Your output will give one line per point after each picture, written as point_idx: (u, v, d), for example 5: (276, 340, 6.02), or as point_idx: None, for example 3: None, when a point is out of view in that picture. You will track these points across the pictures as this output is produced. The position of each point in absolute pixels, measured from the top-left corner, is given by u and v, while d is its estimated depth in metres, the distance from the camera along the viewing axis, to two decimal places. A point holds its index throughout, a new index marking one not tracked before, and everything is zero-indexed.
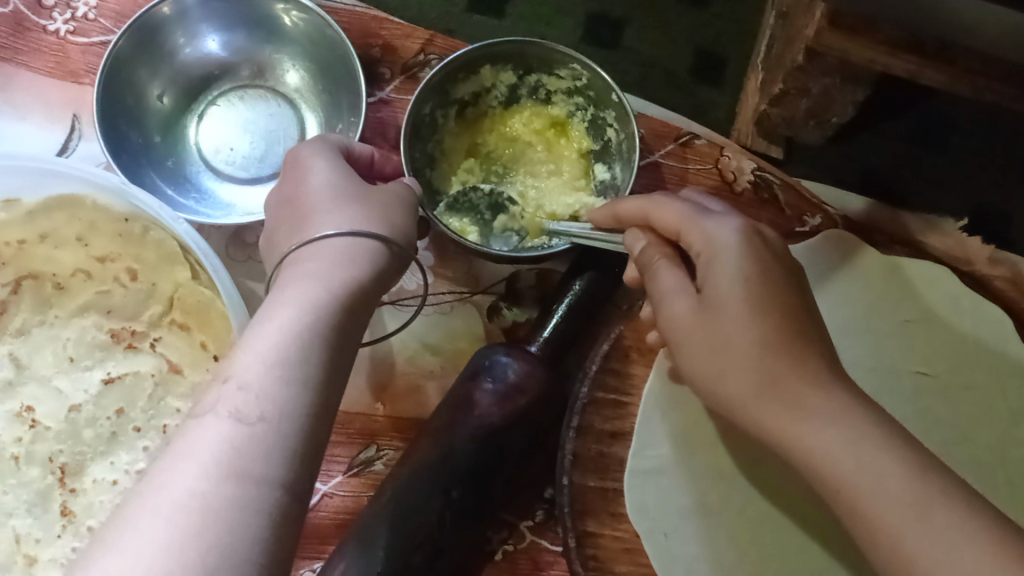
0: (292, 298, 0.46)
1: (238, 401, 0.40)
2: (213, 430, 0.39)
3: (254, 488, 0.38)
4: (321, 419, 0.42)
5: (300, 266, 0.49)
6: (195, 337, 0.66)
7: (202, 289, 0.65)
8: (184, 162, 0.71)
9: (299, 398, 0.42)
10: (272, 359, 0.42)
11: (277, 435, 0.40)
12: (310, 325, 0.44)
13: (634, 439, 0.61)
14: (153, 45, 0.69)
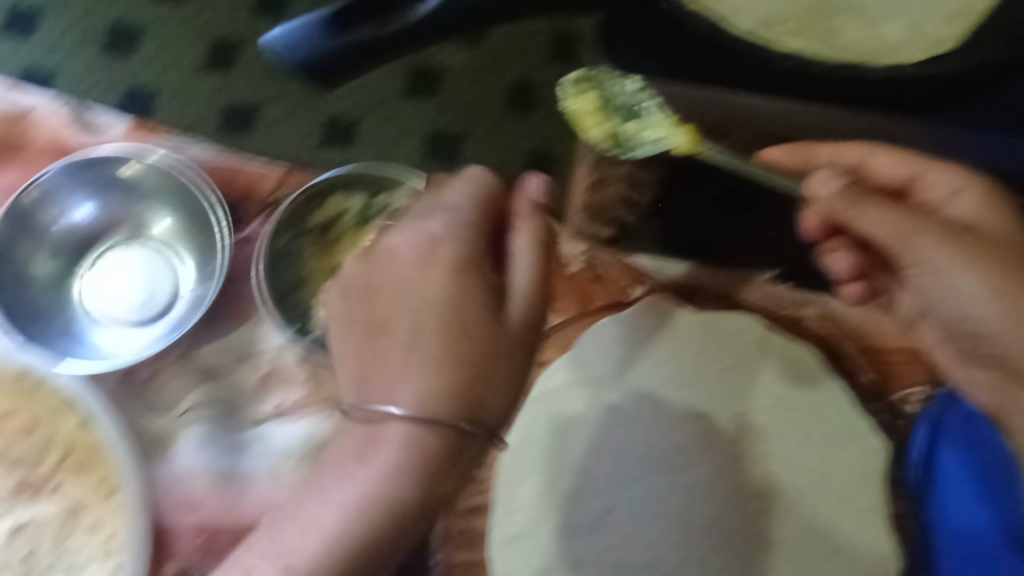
0: (434, 282, 0.56)
1: (348, 480, 0.54)
2: (336, 493, 0.54)
3: (393, 493, 0.53)
4: (467, 404, 0.54)
5: (387, 287, 0.57)
6: (89, 478, 0.71)
7: (90, 432, 0.71)
8: (72, 319, 0.77)
9: (422, 430, 0.53)
10: (402, 367, 0.55)
11: (399, 499, 0.53)
12: (422, 355, 0.54)
13: (496, 509, 0.69)
14: (30, 220, 0.77)
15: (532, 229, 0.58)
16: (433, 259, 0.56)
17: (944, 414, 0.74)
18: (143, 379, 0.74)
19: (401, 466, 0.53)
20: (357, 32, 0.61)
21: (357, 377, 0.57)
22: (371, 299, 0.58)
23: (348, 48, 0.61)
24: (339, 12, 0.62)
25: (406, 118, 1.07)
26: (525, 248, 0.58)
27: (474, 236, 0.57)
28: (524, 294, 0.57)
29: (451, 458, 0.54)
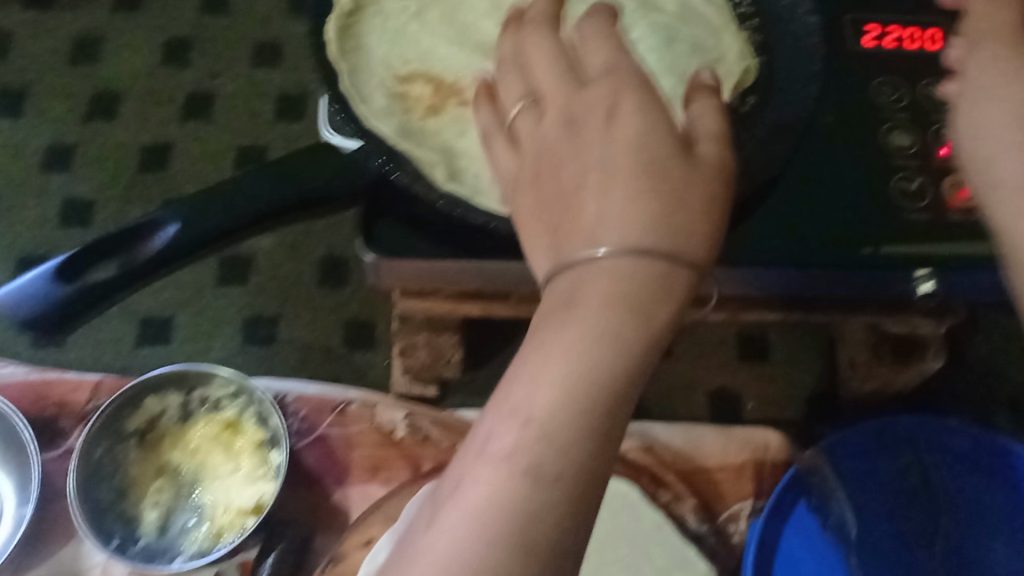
0: (615, 162, 0.37)
1: (534, 364, 0.33)
2: (560, 329, 0.34)
3: (619, 380, 0.33)
4: (706, 241, 0.36)
5: (561, 144, 0.39)
6: (139, 497, 0.76)
7: (151, 457, 0.78)
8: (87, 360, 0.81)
9: (645, 267, 0.35)
10: (598, 202, 0.36)
11: (639, 331, 0.34)
12: (621, 174, 0.37)
13: None
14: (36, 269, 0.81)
15: (710, 95, 0.40)
16: (612, 116, 0.38)
17: (869, 437, 0.77)
18: (166, 409, 0.79)
19: (608, 302, 0.34)
20: (105, 272, 0.55)
21: (552, 241, 0.38)
22: (535, 180, 0.40)
23: (189, 235, 0.55)
24: (168, 211, 0.55)
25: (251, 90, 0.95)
26: (699, 113, 0.39)
27: (629, 54, 0.40)
28: (710, 134, 0.39)
29: (680, 304, 0.35)
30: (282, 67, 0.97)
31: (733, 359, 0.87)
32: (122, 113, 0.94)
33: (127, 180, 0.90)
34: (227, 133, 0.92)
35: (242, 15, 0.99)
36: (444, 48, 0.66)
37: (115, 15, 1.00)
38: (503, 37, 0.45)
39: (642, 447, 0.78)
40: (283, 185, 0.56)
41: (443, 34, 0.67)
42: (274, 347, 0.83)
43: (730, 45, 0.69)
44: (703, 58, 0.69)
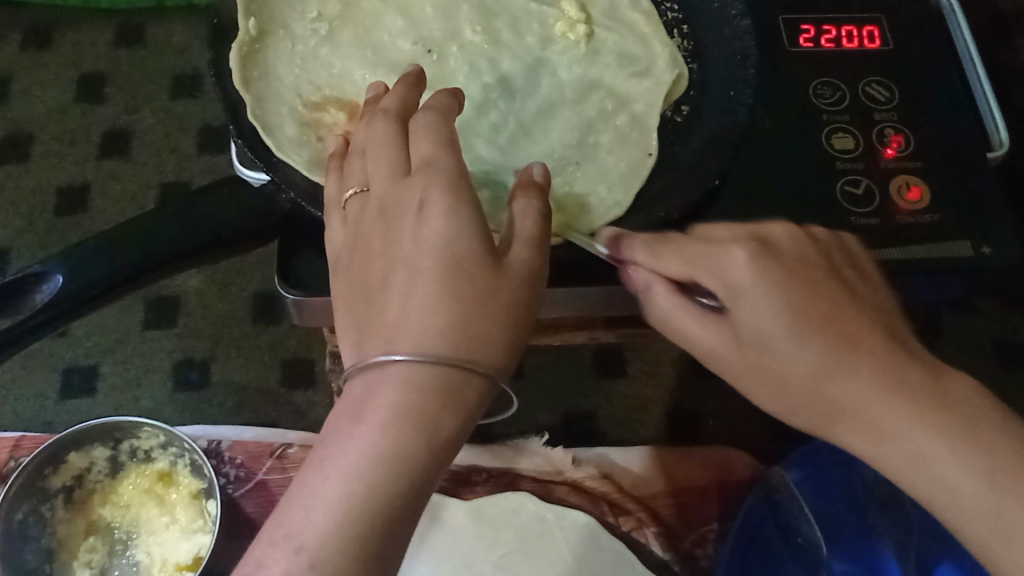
0: (419, 279, 0.44)
1: (346, 447, 0.40)
2: (381, 387, 0.42)
3: (422, 469, 0.41)
4: (497, 350, 0.44)
5: (382, 238, 0.48)
6: (67, 560, 0.71)
7: (79, 518, 0.73)
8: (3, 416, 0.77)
9: (430, 371, 0.42)
10: (400, 305, 0.44)
11: (426, 431, 0.41)
12: (421, 276, 0.44)
13: (459, 561, 0.67)
14: None
15: (532, 196, 0.50)
16: (422, 214, 0.46)
17: (825, 453, 0.75)
18: (91, 465, 0.73)
19: (399, 411, 0.41)
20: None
21: (358, 336, 0.46)
22: (351, 271, 0.49)
23: (75, 291, 0.51)
24: (56, 261, 0.52)
25: (173, 118, 0.90)
26: (522, 215, 0.49)
27: (449, 152, 0.48)
28: (521, 239, 0.48)
29: (471, 406, 0.42)
30: (202, 98, 0.91)
31: (692, 374, 0.82)
32: (34, 157, 0.88)
33: (44, 226, 0.85)
34: (147, 171, 0.87)
35: (158, 46, 0.93)
36: (355, 73, 0.68)
37: (21, 52, 0.93)
38: (384, 117, 0.52)
39: (599, 475, 0.74)
40: (176, 232, 0.53)
41: (359, 57, 0.69)
42: (206, 390, 0.79)
43: (656, 51, 0.71)
44: (629, 69, 0.71)
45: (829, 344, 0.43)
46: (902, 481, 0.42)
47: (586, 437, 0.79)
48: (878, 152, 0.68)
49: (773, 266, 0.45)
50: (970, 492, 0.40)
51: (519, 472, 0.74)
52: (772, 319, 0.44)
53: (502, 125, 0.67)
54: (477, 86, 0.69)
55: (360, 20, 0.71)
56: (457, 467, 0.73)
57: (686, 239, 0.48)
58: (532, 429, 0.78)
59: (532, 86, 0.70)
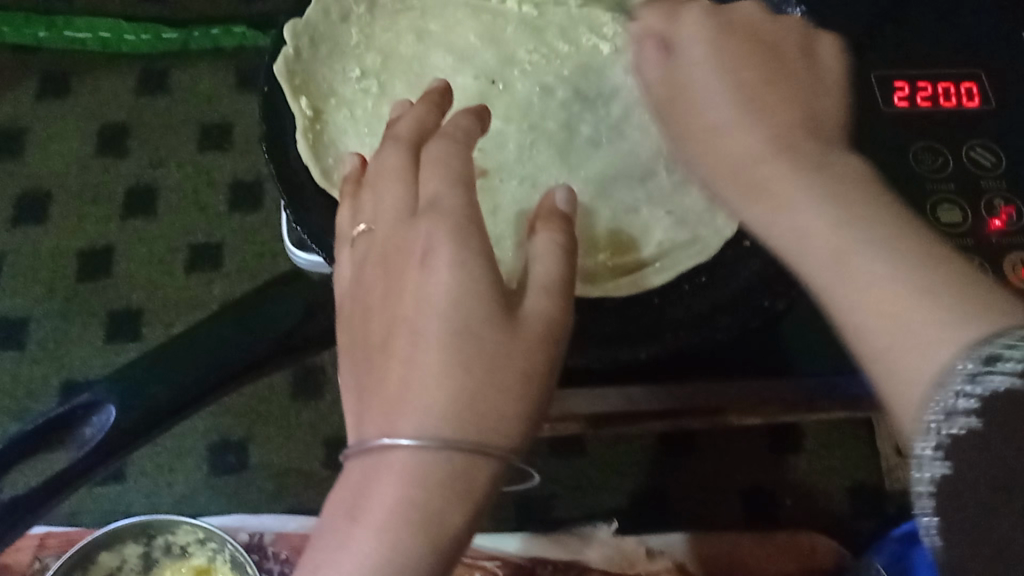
0: (423, 346, 0.36)
1: (341, 556, 0.33)
2: (378, 477, 0.34)
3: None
4: (509, 430, 0.35)
5: (382, 294, 0.40)
6: None
7: None
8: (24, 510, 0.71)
9: (440, 460, 0.33)
10: (399, 369, 0.36)
11: (426, 531, 0.33)
12: (425, 336, 0.36)
13: None
14: None
15: (557, 229, 0.42)
16: (427, 266, 0.38)
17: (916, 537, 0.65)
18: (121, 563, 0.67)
19: (397, 507, 0.33)
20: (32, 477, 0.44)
21: (356, 406, 0.38)
22: (355, 319, 0.41)
23: (132, 422, 0.45)
24: (106, 386, 0.46)
25: (204, 173, 0.85)
26: (542, 256, 0.41)
27: (459, 189, 0.40)
28: (536, 284, 0.39)
29: (480, 496, 0.34)
30: (232, 150, 0.86)
31: (764, 453, 0.76)
32: (53, 217, 0.83)
33: (65, 292, 0.79)
34: (175, 232, 0.82)
35: (184, 93, 0.88)
36: None
37: (36, 102, 0.88)
38: (393, 145, 0.44)
39: (676, 568, 0.68)
40: (230, 339, 0.47)
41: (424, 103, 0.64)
42: (245, 474, 0.73)
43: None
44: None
45: (757, 94, 0.43)
46: (791, 243, 0.36)
47: (657, 523, 0.74)
48: (983, 223, 0.57)
49: (714, 24, 0.46)
50: (807, 232, 0.36)
51: (587, 564, 0.68)
52: (694, 52, 0.45)
53: (603, 178, 0.61)
54: (556, 124, 0.63)
55: (411, 69, 0.65)
56: (522, 561, 0.68)
57: (737, 14, 0.47)
58: (599, 514, 0.74)
59: (607, 110, 0.64)
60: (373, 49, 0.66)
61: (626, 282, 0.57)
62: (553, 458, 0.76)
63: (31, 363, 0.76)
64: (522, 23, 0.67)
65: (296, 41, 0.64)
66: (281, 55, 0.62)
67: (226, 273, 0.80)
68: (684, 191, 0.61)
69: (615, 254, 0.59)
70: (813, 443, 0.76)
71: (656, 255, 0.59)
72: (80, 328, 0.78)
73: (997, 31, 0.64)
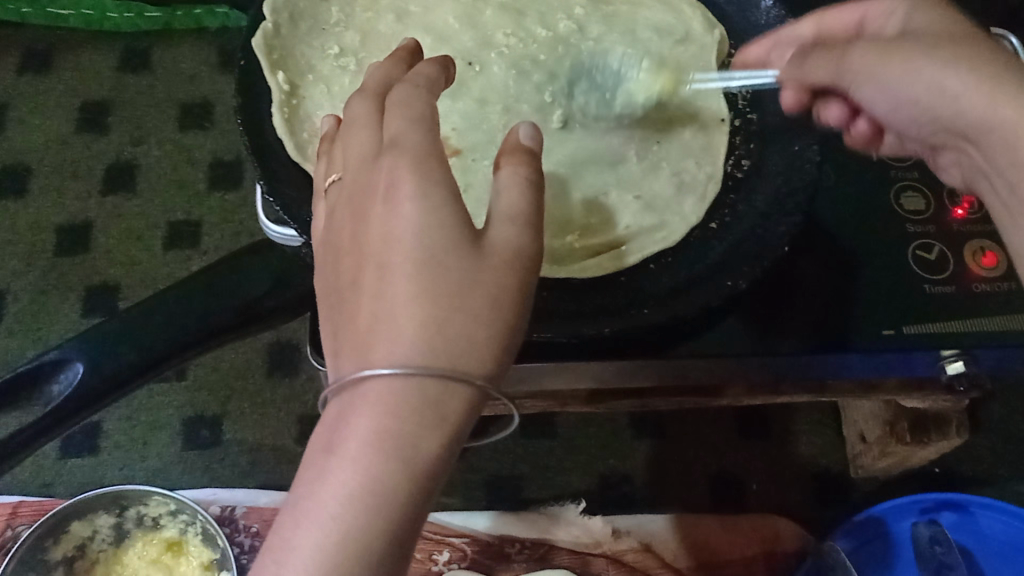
0: (391, 273, 0.33)
1: (316, 491, 0.31)
2: (352, 411, 0.31)
3: (404, 507, 0.31)
4: (484, 353, 0.32)
5: (349, 231, 0.36)
6: None
7: None
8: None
9: (415, 388, 0.31)
10: (371, 302, 0.34)
11: (401, 462, 0.30)
12: (395, 266, 0.33)
13: None
14: None
15: (521, 162, 0.37)
16: (389, 196, 0.35)
17: (876, 522, 0.71)
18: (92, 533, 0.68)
19: (370, 437, 0.30)
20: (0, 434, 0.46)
21: (333, 347, 0.35)
22: (327, 260, 0.38)
23: (97, 385, 0.45)
24: (76, 344, 0.46)
25: (184, 150, 0.86)
26: (506, 186, 0.36)
27: (422, 126, 0.37)
28: (501, 215, 0.36)
29: (455, 424, 0.32)
30: (213, 129, 0.87)
31: (732, 435, 0.77)
32: (33, 191, 0.84)
33: (42, 266, 0.80)
34: (153, 209, 0.83)
35: (166, 71, 0.89)
36: None
37: (18, 78, 0.89)
38: (360, 96, 0.41)
39: (642, 547, 0.70)
40: (206, 301, 0.48)
41: None
42: (218, 449, 0.74)
43: (689, 13, 0.68)
44: (672, 39, 0.67)
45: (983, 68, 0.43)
46: None
47: (623, 503, 0.75)
48: None
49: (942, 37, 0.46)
50: None
51: (555, 543, 0.69)
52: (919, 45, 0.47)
53: (575, 161, 0.61)
54: (530, 107, 0.64)
55: (385, 46, 0.66)
56: (490, 538, 0.69)
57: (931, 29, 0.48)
58: (570, 493, 0.75)
59: (580, 96, 0.64)
60: (351, 28, 0.67)
61: (593, 265, 0.57)
62: (523, 439, 0.77)
63: (7, 335, 0.77)
64: (501, 7, 0.68)
65: (275, 17, 0.65)
66: (262, 30, 0.63)
67: (203, 251, 0.81)
68: (653, 178, 0.61)
69: (583, 236, 0.59)
70: (780, 426, 0.78)
71: (622, 238, 0.59)
72: (57, 301, 0.78)
73: None
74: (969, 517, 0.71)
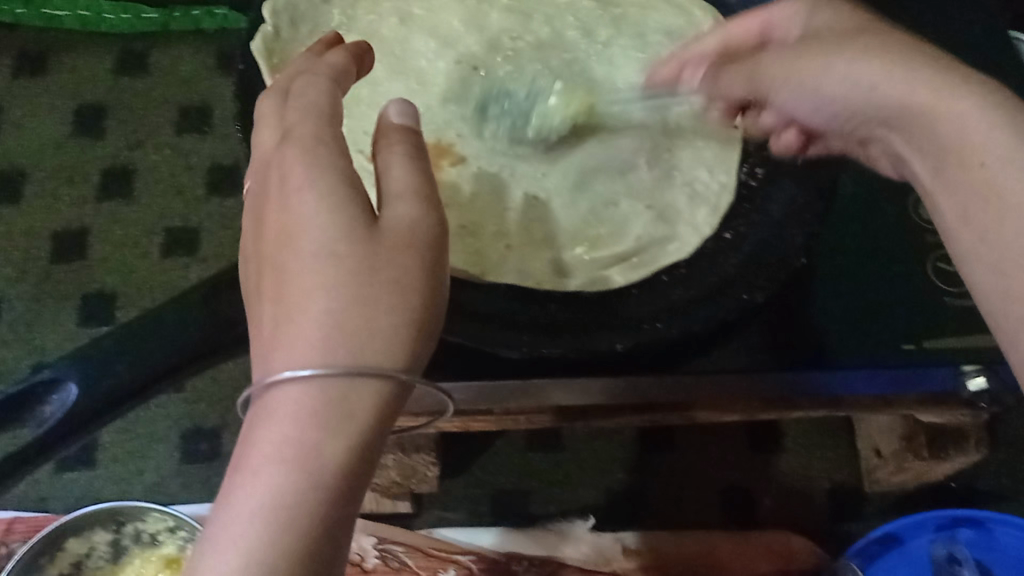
0: (290, 275, 0.33)
1: (227, 507, 0.30)
2: (262, 421, 0.31)
3: (319, 518, 0.30)
4: (393, 347, 0.32)
5: (254, 239, 0.36)
6: None
7: None
8: None
9: (321, 389, 0.31)
10: (274, 306, 0.33)
11: (308, 470, 0.30)
12: (293, 267, 0.33)
13: None
14: None
15: (406, 143, 0.37)
16: (284, 189, 0.34)
17: (891, 540, 0.70)
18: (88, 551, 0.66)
19: (277, 445, 0.30)
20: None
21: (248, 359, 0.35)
22: (244, 273, 0.37)
23: (90, 408, 0.43)
24: (67, 363, 0.44)
25: (182, 155, 0.84)
26: (395, 163, 0.36)
27: (315, 118, 0.36)
28: (396, 196, 0.35)
29: (367, 422, 0.31)
30: (211, 133, 0.85)
31: (743, 447, 0.76)
32: (28, 196, 0.82)
33: (38, 274, 0.78)
34: (151, 215, 0.81)
35: (164, 73, 0.87)
36: None
37: (12, 81, 0.87)
38: (260, 93, 0.40)
39: (651, 565, 0.68)
40: (205, 321, 0.46)
41: (403, 90, 0.63)
42: (218, 462, 0.72)
43: (700, 17, 0.65)
44: (681, 43, 0.65)
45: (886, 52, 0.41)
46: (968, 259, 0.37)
47: (632, 518, 0.73)
48: None
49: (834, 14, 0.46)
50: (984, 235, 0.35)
51: (563, 560, 0.67)
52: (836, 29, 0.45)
53: (584, 171, 0.60)
54: None
55: (389, 49, 0.64)
56: (496, 555, 0.67)
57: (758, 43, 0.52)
58: (576, 509, 0.73)
59: (591, 103, 0.62)
60: (353, 31, 0.65)
61: (602, 280, 0.56)
62: (529, 452, 0.75)
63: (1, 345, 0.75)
64: (508, 9, 0.66)
65: (275, 20, 0.62)
66: (261, 34, 0.60)
67: (202, 258, 0.79)
68: (665, 188, 0.60)
69: (594, 248, 0.58)
70: (791, 439, 0.76)
71: (631, 250, 0.57)
72: (53, 310, 0.77)
73: (985, 29, 0.63)
74: (988, 533, 0.69)
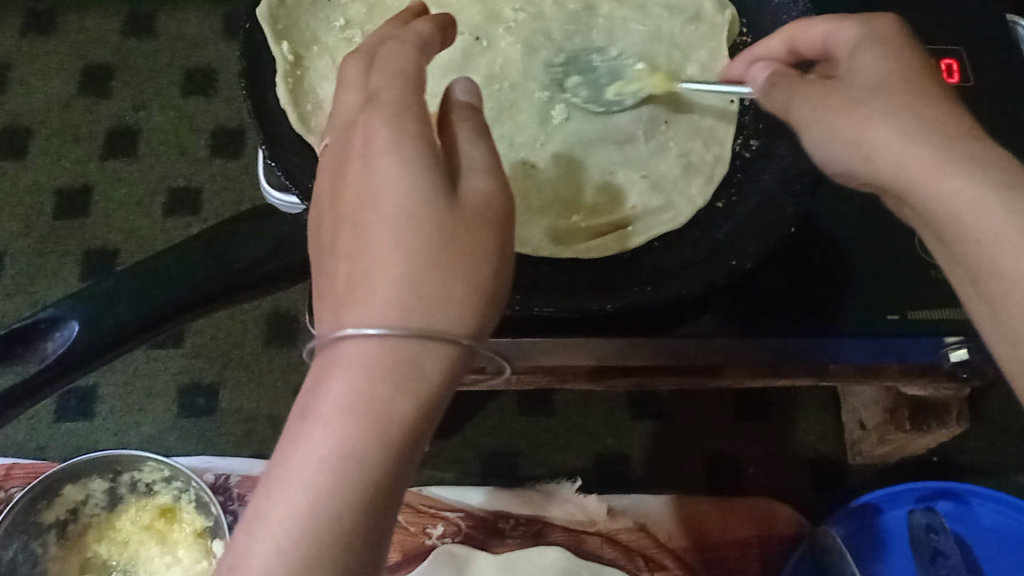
0: (372, 230, 0.32)
1: (294, 449, 0.29)
2: (338, 372, 0.30)
3: (384, 474, 0.29)
4: (463, 312, 0.31)
5: (329, 188, 0.35)
6: None
7: (75, 558, 0.67)
8: None
9: (394, 345, 0.30)
10: (353, 258, 0.32)
11: (380, 427, 0.29)
12: (373, 221, 0.32)
13: None
14: None
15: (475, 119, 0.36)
16: (369, 151, 0.33)
17: (871, 510, 0.71)
18: (81, 496, 0.67)
19: (352, 399, 0.29)
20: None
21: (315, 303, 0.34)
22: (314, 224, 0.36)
23: (88, 341, 0.45)
24: (71, 304, 0.45)
25: (187, 117, 0.85)
26: (467, 141, 0.35)
27: (402, 83, 0.36)
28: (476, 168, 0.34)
29: (439, 385, 0.31)
30: (216, 96, 0.86)
31: (728, 417, 0.77)
32: (32, 152, 0.83)
33: (41, 230, 0.80)
34: (155, 175, 0.82)
35: (170, 36, 0.88)
36: None
37: (21, 39, 0.88)
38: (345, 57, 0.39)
39: (636, 526, 0.69)
40: (204, 267, 0.47)
41: None
42: (213, 417, 0.74)
43: None
44: (683, 16, 0.66)
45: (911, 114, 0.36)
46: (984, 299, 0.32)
47: (619, 484, 0.74)
48: None
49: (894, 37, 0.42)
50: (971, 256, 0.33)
51: (549, 520, 0.69)
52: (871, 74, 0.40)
53: (579, 138, 0.61)
54: (540, 84, 0.63)
55: None
56: (485, 513, 0.69)
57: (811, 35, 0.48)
58: (564, 472, 0.74)
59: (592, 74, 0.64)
60: None
61: (597, 246, 0.57)
62: (519, 415, 0.77)
63: (4, 297, 0.77)
64: None
65: None
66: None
67: (203, 218, 0.81)
68: (662, 157, 0.60)
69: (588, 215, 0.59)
70: (778, 412, 0.78)
71: (628, 218, 0.58)
72: (57, 265, 0.78)
73: None
74: (965, 506, 0.71)
